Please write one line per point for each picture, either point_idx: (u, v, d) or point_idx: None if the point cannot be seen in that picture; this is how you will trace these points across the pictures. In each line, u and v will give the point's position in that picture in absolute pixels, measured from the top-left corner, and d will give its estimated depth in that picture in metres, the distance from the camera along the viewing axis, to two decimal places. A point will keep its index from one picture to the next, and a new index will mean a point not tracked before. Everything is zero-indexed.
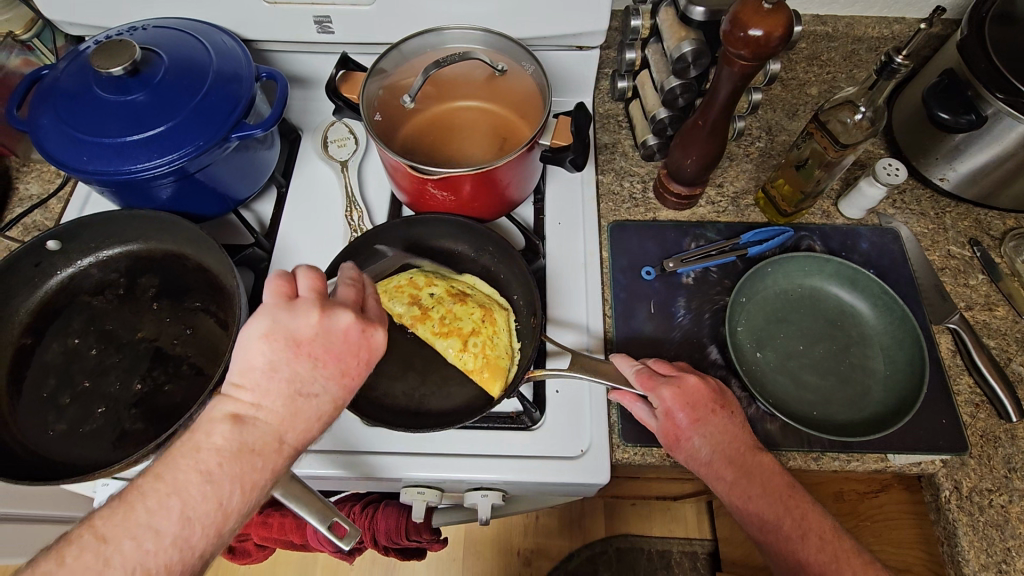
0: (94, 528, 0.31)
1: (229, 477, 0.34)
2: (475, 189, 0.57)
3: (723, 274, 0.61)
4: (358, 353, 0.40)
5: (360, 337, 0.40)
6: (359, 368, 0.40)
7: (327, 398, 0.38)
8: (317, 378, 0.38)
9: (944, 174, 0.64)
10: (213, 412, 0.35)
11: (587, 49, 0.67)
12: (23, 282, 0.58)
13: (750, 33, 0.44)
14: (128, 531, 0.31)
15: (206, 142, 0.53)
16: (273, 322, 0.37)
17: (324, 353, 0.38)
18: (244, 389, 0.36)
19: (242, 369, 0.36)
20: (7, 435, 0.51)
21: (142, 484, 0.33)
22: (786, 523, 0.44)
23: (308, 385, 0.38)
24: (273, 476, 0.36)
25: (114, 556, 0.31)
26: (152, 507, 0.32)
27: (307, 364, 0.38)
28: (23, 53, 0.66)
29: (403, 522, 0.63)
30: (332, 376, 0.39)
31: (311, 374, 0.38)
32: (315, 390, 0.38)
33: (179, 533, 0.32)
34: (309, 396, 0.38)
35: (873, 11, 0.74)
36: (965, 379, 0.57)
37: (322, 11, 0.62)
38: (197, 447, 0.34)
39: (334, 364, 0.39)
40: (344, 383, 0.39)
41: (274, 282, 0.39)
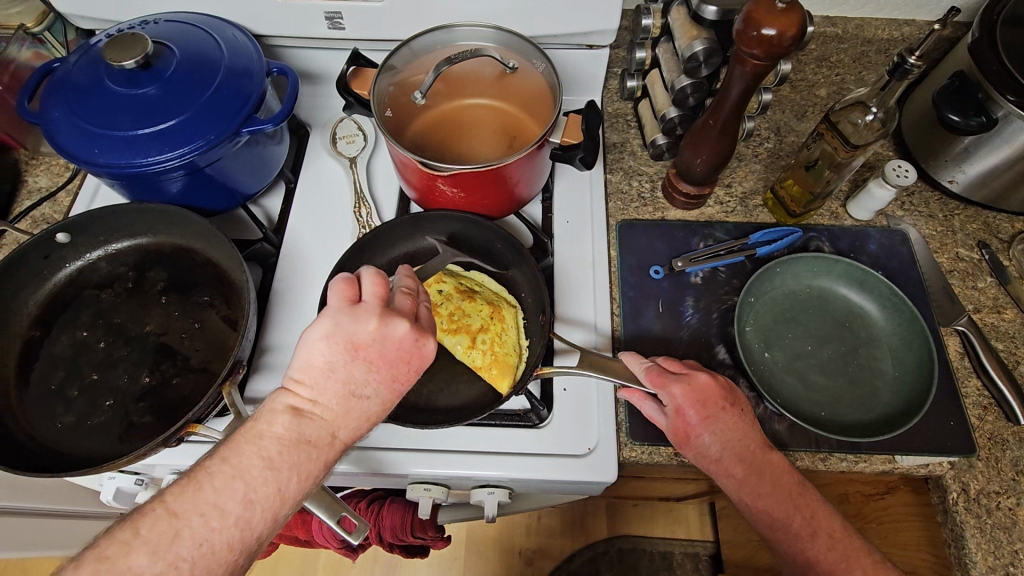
0: (164, 503, 0.33)
1: (288, 465, 0.35)
2: (486, 187, 0.57)
3: (731, 274, 0.61)
4: (410, 362, 0.41)
5: (415, 346, 0.41)
6: (410, 375, 0.41)
7: (377, 401, 0.40)
8: (370, 382, 0.39)
9: (954, 176, 0.64)
10: (274, 403, 0.37)
11: (597, 48, 0.67)
12: (32, 275, 0.58)
13: (763, 33, 0.44)
14: (196, 509, 0.32)
15: (217, 136, 0.53)
16: (335, 325, 0.39)
17: (378, 359, 0.39)
18: (304, 384, 0.38)
19: (303, 365, 0.39)
20: (17, 426, 0.52)
21: (209, 465, 0.34)
22: (796, 521, 0.44)
23: (361, 387, 0.39)
24: (326, 462, 0.37)
25: (184, 529, 0.32)
26: (219, 487, 0.33)
27: (360, 367, 0.39)
28: (34, 46, 0.66)
29: (409, 517, 0.64)
30: (385, 381, 0.40)
31: (365, 378, 0.39)
32: (367, 393, 0.39)
33: (242, 513, 0.33)
34: (361, 398, 0.39)
35: (883, 14, 0.75)
36: (973, 381, 0.57)
37: (333, 6, 0.63)
38: (260, 435, 0.36)
39: (388, 371, 0.40)
40: (395, 388, 0.41)
41: (340, 286, 0.42)
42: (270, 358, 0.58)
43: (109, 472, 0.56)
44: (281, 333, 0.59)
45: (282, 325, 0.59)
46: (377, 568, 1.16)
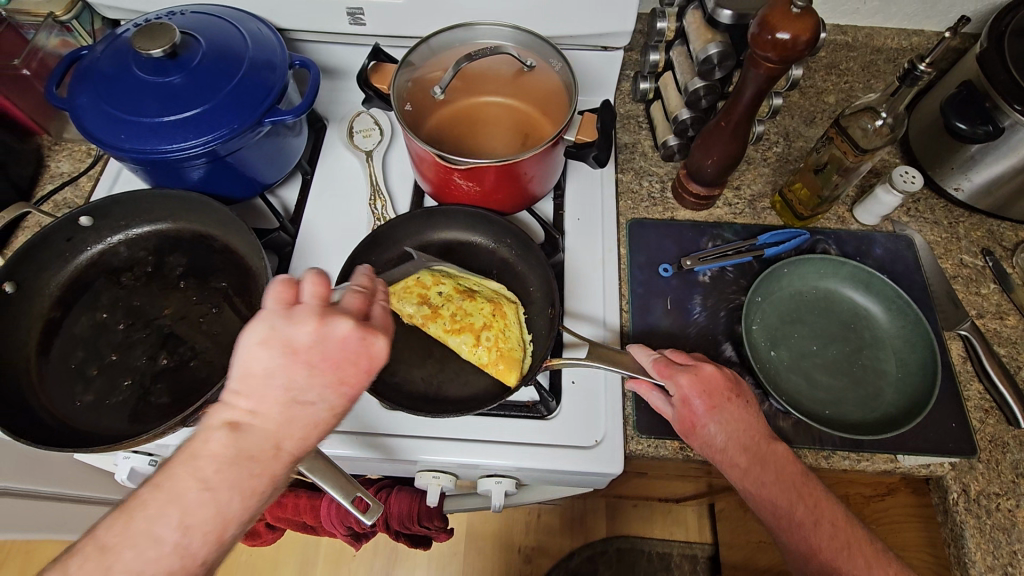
0: (96, 537, 0.33)
1: (225, 485, 0.34)
2: (498, 181, 0.58)
3: (739, 274, 0.62)
4: (358, 363, 0.38)
5: (362, 343, 0.38)
6: (362, 378, 0.38)
7: (325, 407, 0.37)
8: (314, 387, 0.37)
9: (959, 184, 0.65)
10: (211, 419, 0.36)
11: (612, 49, 0.69)
12: (55, 257, 0.59)
13: (778, 36, 0.45)
14: (128, 540, 0.32)
15: (240, 125, 0.55)
16: (269, 328, 0.36)
17: (320, 364, 0.36)
18: (241, 396, 0.36)
19: (239, 376, 0.36)
20: (37, 403, 0.53)
21: (141, 494, 0.34)
22: (798, 510, 0.45)
23: (304, 393, 0.36)
24: (302, 443, 0.37)
25: (115, 562, 0.32)
26: (153, 515, 0.33)
27: (302, 373, 0.36)
28: (61, 34, 0.68)
29: (417, 505, 0.65)
30: (330, 385, 0.37)
31: (308, 384, 0.36)
32: (312, 400, 0.37)
33: (179, 540, 0.33)
34: (305, 404, 0.37)
35: (893, 24, 0.77)
36: (975, 385, 0.58)
37: (355, 3, 0.64)
38: (195, 456, 0.34)
39: (332, 374, 0.37)
40: (348, 391, 0.38)
41: (275, 287, 0.38)
42: None
43: (124, 452, 0.57)
44: None
45: None
46: (377, 561, 1.16)
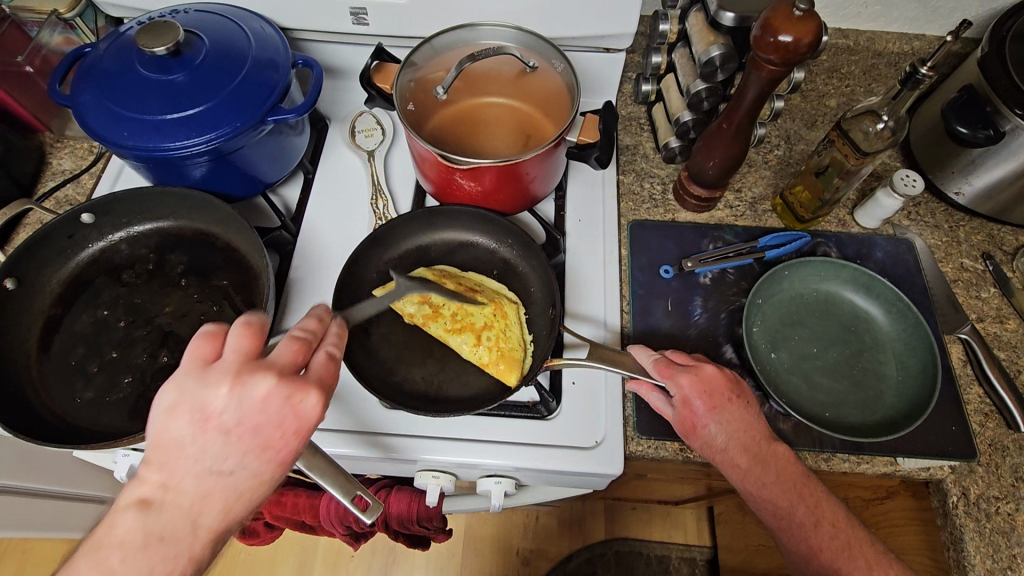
0: None
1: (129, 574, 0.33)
2: (500, 181, 0.58)
3: (740, 276, 0.62)
4: (283, 427, 0.37)
5: (287, 403, 0.37)
6: (289, 441, 0.37)
7: (247, 474, 0.37)
8: (232, 454, 0.36)
9: (960, 188, 0.66)
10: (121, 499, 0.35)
11: (614, 51, 0.69)
12: (56, 254, 0.59)
13: (780, 39, 0.46)
14: None
15: (242, 124, 0.55)
16: (180, 394, 0.36)
17: (238, 431, 0.36)
18: (154, 469, 0.36)
19: (153, 447, 0.36)
20: (37, 400, 0.53)
21: None
22: (799, 511, 0.45)
23: (220, 461, 0.36)
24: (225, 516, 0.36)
25: None
26: None
27: (221, 439, 0.36)
28: (64, 32, 0.69)
29: (416, 503, 0.65)
30: (252, 450, 0.36)
31: (223, 450, 0.36)
32: (230, 470, 0.36)
33: None
34: (223, 473, 0.36)
35: (895, 28, 0.77)
36: (975, 388, 0.58)
37: (358, 3, 0.64)
38: (99, 545, 0.34)
39: (252, 441, 0.36)
40: (275, 456, 0.37)
41: (195, 345, 0.38)
42: None
43: (124, 449, 0.57)
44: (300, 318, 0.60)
45: (300, 310, 0.60)
46: (375, 562, 1.16)
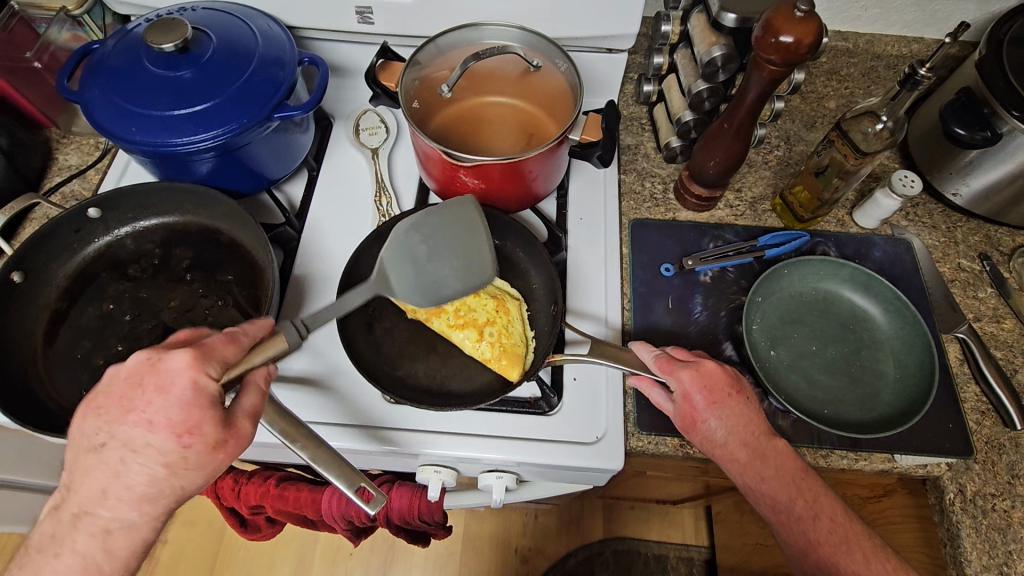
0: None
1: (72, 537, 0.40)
2: (503, 179, 0.59)
3: (740, 274, 0.63)
4: (145, 388, 0.40)
5: (149, 364, 0.40)
6: (155, 402, 0.39)
7: (121, 443, 0.40)
8: (109, 426, 0.40)
9: (958, 189, 0.66)
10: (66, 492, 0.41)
11: (616, 52, 0.70)
12: (62, 248, 0.60)
13: (781, 39, 0.46)
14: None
15: (249, 120, 0.55)
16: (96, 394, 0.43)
17: (111, 403, 0.40)
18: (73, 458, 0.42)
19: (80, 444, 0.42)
20: (42, 392, 0.53)
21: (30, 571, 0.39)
22: (798, 505, 0.46)
23: (101, 434, 0.40)
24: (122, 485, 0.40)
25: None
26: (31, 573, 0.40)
27: (105, 412, 0.41)
28: (72, 28, 0.70)
29: (417, 500, 0.65)
30: (124, 419, 0.40)
31: (102, 424, 0.40)
32: (108, 442, 0.40)
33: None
34: (104, 445, 0.40)
35: (894, 31, 0.78)
36: (972, 387, 0.58)
37: (365, 2, 0.65)
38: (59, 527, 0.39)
39: (123, 407, 0.40)
40: (147, 422, 0.39)
41: None
42: None
43: None
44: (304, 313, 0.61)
45: (304, 305, 0.61)
46: (374, 560, 1.16)
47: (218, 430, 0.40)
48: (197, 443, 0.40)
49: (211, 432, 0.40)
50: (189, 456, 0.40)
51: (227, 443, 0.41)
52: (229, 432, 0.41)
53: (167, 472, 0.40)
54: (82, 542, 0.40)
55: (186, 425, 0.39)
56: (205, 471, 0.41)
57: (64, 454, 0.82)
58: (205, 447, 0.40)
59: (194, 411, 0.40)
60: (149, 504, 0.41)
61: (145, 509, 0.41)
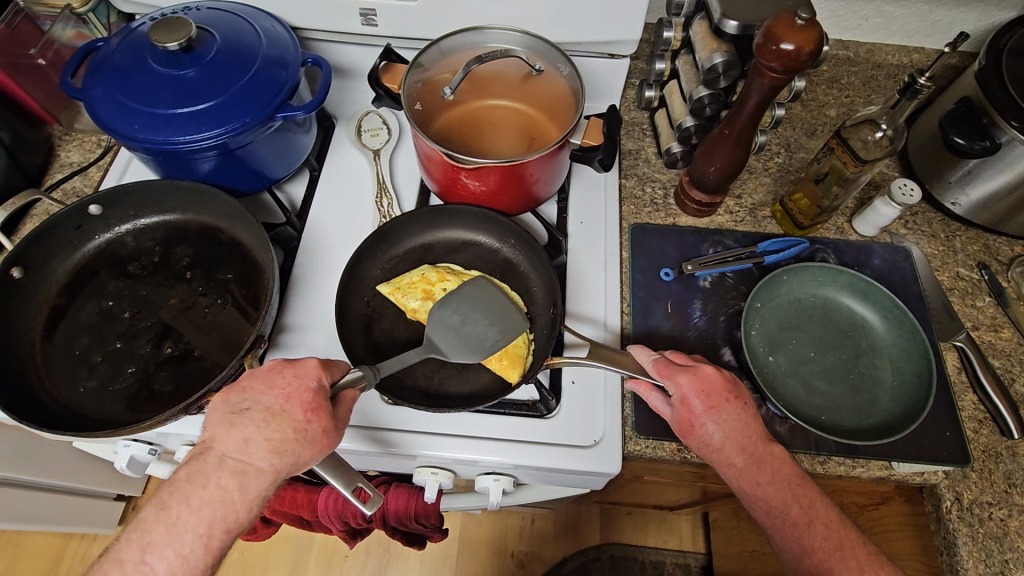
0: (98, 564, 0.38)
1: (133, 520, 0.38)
2: (504, 182, 0.59)
3: (739, 280, 0.63)
4: (283, 370, 0.44)
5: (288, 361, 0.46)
6: (290, 382, 0.44)
7: (260, 408, 0.42)
8: (246, 401, 0.43)
9: (957, 199, 0.67)
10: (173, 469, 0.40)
11: (618, 57, 0.70)
12: (62, 244, 0.60)
13: (782, 47, 0.47)
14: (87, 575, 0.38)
15: (251, 120, 0.55)
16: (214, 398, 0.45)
17: (249, 381, 0.44)
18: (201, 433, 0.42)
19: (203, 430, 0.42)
20: (40, 389, 0.53)
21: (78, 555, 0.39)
22: (793, 510, 0.46)
23: (238, 406, 0.43)
24: (263, 435, 0.41)
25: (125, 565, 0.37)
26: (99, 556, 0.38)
27: (239, 387, 0.44)
28: (77, 26, 0.70)
29: (414, 500, 0.65)
30: (265, 392, 0.43)
31: (238, 399, 0.43)
32: (247, 407, 0.42)
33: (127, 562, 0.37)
34: (241, 413, 0.42)
35: (893, 41, 0.79)
36: (969, 396, 0.58)
37: (368, 4, 0.65)
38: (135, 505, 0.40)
39: (262, 383, 0.44)
40: (284, 396, 0.43)
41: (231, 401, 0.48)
42: (291, 336, 0.59)
43: (124, 440, 0.57)
44: (302, 312, 0.61)
45: (302, 305, 0.61)
46: (370, 562, 1.16)
47: (331, 419, 0.44)
48: (317, 421, 0.43)
49: (328, 417, 0.44)
50: (309, 431, 0.43)
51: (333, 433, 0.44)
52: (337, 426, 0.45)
53: (295, 438, 0.42)
54: (222, 481, 0.40)
55: (313, 403, 0.44)
56: (317, 451, 0.43)
57: (61, 451, 0.82)
58: (321, 429, 0.43)
59: (321, 397, 0.44)
60: (278, 456, 0.41)
61: (274, 460, 0.41)
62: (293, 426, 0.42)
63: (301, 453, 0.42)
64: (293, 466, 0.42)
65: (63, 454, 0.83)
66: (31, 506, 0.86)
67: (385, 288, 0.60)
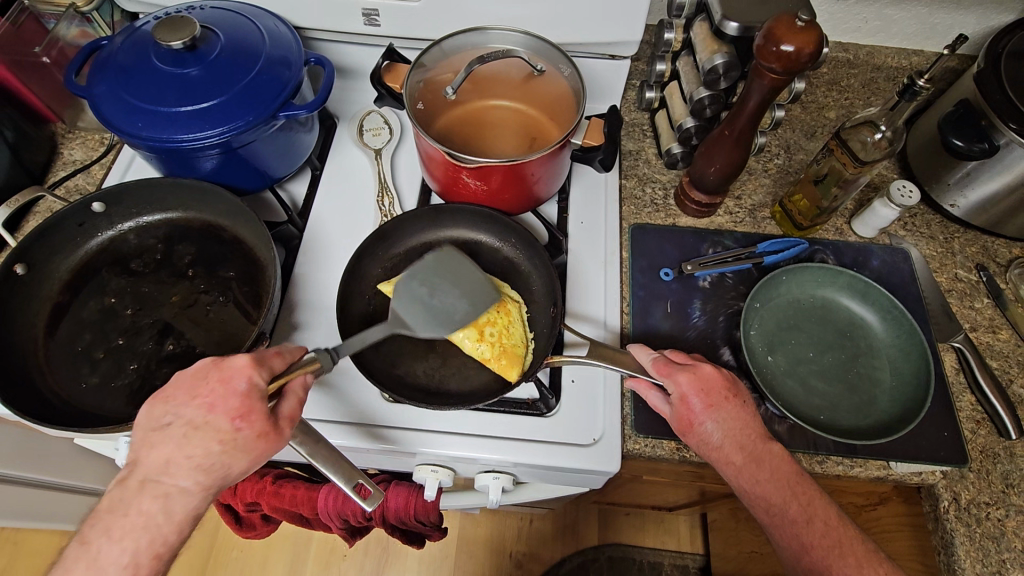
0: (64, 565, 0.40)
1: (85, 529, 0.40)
2: (505, 181, 0.59)
3: (738, 280, 0.64)
4: (208, 376, 0.44)
5: (215, 363, 0.44)
6: (215, 388, 0.43)
7: (183, 421, 0.42)
8: (168, 413, 0.43)
9: (956, 200, 0.67)
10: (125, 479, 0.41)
11: (619, 58, 0.70)
12: (65, 241, 0.60)
13: (782, 48, 0.47)
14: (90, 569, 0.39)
15: (254, 118, 0.56)
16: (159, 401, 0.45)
17: (175, 391, 0.44)
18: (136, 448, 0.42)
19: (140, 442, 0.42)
20: (42, 385, 0.53)
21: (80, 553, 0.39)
22: (791, 508, 0.46)
23: (160, 420, 0.43)
24: (184, 454, 0.41)
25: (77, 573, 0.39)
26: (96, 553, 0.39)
27: (164, 398, 0.43)
28: (82, 24, 0.71)
29: (413, 498, 0.66)
30: (189, 401, 0.43)
31: (163, 411, 0.43)
32: (170, 421, 0.42)
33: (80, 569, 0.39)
34: (162, 428, 0.42)
35: (893, 43, 0.80)
36: (967, 397, 0.59)
37: (371, 5, 0.66)
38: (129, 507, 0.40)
39: (186, 393, 0.43)
40: (207, 405, 0.42)
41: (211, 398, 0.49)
42: (293, 334, 0.59)
43: (125, 436, 0.57)
44: (304, 310, 0.61)
45: (304, 303, 0.61)
46: (368, 562, 1.16)
47: (266, 420, 0.43)
48: (247, 427, 0.42)
49: (260, 420, 0.43)
50: (239, 439, 0.42)
51: (271, 435, 0.43)
52: (272, 428, 0.44)
53: (221, 450, 0.42)
54: (144, 506, 0.41)
55: (241, 409, 0.42)
56: (251, 456, 0.43)
57: (60, 449, 0.82)
58: (254, 433, 0.43)
59: (251, 401, 0.43)
60: (204, 472, 0.41)
61: (200, 477, 0.41)
62: (221, 441, 0.42)
63: (231, 464, 0.42)
64: (223, 478, 0.42)
65: (63, 452, 0.83)
66: (29, 504, 0.86)
67: (387, 288, 0.60)
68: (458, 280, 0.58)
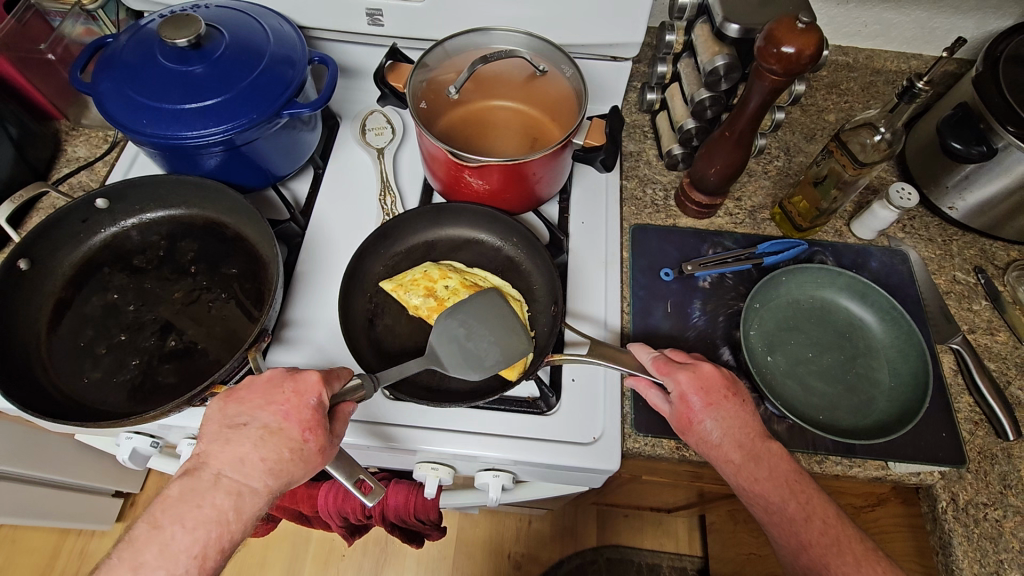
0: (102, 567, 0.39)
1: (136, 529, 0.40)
2: (507, 181, 0.60)
3: (738, 280, 0.64)
4: (283, 385, 0.45)
5: (289, 374, 0.46)
6: (289, 398, 0.44)
7: (259, 424, 0.43)
8: (242, 414, 0.44)
9: (954, 203, 0.67)
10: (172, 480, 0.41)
11: (621, 60, 0.71)
12: (68, 237, 0.60)
13: (783, 50, 0.47)
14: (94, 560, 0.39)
15: (258, 116, 0.56)
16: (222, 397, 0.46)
17: (248, 393, 0.45)
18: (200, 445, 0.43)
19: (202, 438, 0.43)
20: (44, 379, 0.54)
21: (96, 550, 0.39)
22: (790, 505, 0.46)
23: (235, 420, 0.43)
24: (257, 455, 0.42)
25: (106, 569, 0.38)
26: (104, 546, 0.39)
27: (238, 398, 0.44)
28: (86, 23, 0.71)
29: (412, 496, 0.66)
30: (264, 406, 0.44)
31: (237, 411, 0.44)
32: (246, 422, 0.43)
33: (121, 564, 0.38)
34: (236, 428, 0.43)
35: (892, 47, 0.81)
36: (965, 397, 0.59)
37: (374, 4, 0.66)
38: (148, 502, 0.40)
39: (261, 398, 0.44)
40: (281, 413, 0.44)
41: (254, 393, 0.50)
42: (293, 331, 0.60)
43: (127, 432, 0.58)
44: (305, 307, 0.61)
45: (305, 301, 0.62)
46: (366, 562, 1.16)
47: (328, 437, 0.45)
48: (314, 440, 0.44)
49: (324, 435, 0.44)
50: (305, 450, 0.43)
51: (329, 450, 0.45)
52: (330, 444, 0.45)
53: (290, 458, 0.43)
54: (217, 500, 0.41)
55: (311, 422, 0.44)
56: (310, 470, 0.44)
57: (61, 446, 0.82)
58: (318, 448, 0.44)
59: (320, 415, 0.44)
60: (274, 477, 0.42)
61: (268, 480, 0.42)
62: (293, 446, 0.43)
63: (295, 472, 0.43)
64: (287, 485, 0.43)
65: (63, 449, 0.83)
66: (29, 501, 0.85)
67: (387, 287, 0.60)
68: (496, 327, 0.57)
